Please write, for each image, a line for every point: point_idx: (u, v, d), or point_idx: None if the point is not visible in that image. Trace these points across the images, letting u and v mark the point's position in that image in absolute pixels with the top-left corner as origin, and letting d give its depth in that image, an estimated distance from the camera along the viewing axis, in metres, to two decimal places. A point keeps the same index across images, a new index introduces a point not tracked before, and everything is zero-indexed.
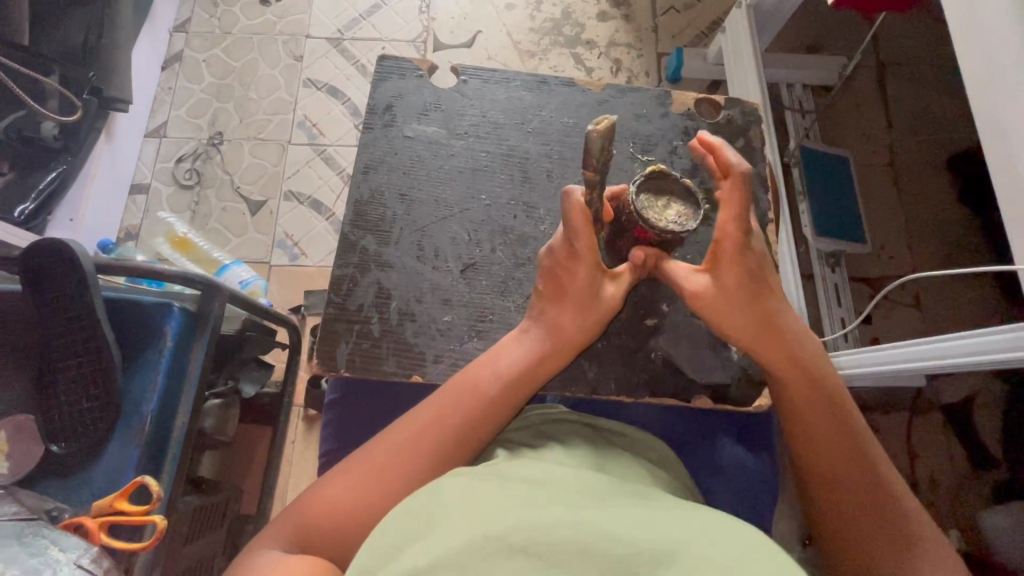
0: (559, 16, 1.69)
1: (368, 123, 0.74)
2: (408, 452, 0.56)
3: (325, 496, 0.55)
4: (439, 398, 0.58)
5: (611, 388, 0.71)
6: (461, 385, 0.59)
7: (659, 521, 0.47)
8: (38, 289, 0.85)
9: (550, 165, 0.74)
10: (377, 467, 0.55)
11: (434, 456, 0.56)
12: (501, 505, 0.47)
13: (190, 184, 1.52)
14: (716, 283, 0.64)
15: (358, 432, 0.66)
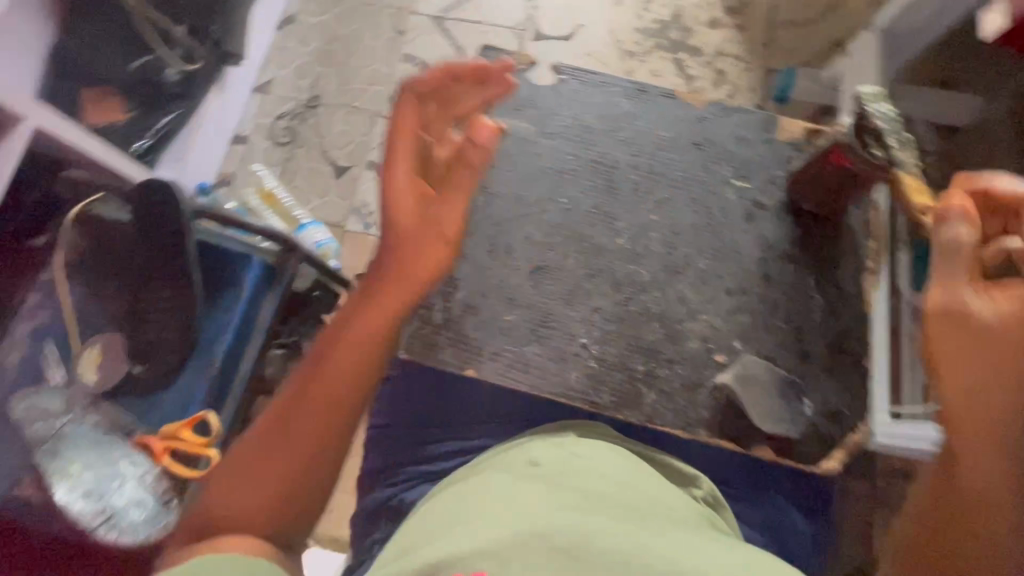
0: (667, 19, 1.62)
1: (461, 111, 0.74)
2: (274, 432, 0.52)
3: (246, 503, 0.50)
4: (299, 375, 0.54)
5: (668, 420, 0.63)
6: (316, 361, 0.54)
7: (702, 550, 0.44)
8: (141, 224, 0.92)
9: (637, 177, 0.71)
10: (264, 457, 0.52)
11: (311, 436, 0.52)
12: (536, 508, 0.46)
13: (284, 141, 1.60)
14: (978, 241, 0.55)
15: (401, 410, 0.65)
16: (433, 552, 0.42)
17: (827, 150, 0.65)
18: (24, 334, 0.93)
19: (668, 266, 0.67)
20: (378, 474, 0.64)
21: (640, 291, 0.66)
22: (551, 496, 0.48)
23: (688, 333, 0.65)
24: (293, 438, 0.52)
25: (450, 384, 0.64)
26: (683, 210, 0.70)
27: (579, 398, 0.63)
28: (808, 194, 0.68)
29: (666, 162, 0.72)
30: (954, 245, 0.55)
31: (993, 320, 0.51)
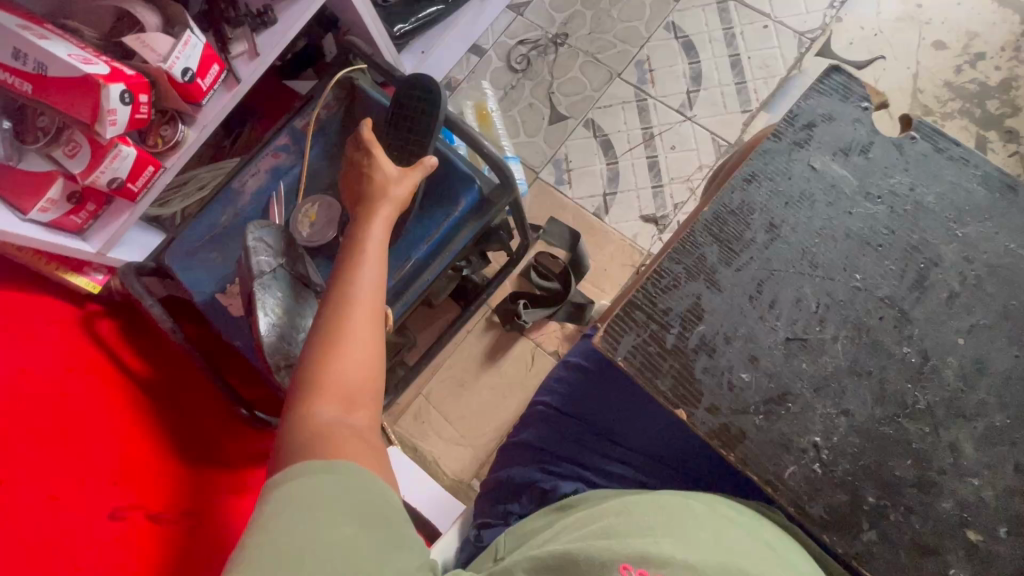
0: (991, 85, 1.34)
1: (779, 130, 0.65)
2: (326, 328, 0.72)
3: (322, 367, 0.67)
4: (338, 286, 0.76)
5: (873, 566, 0.55)
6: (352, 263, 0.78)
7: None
8: (397, 113, 0.95)
9: (958, 286, 0.59)
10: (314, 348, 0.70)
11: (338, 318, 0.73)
12: (712, 543, 0.55)
13: (517, 68, 1.57)
14: None
15: (583, 412, 0.72)
16: (638, 545, 0.54)
17: None
18: (265, 168, 1.04)
19: (952, 404, 0.56)
20: (538, 456, 0.72)
21: (906, 414, 0.57)
22: (727, 540, 0.56)
23: (943, 490, 0.55)
24: (363, 329, 0.71)
25: (638, 412, 0.71)
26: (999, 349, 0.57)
27: (784, 492, 0.56)
28: None
29: (1004, 284, 0.59)
30: None
31: None
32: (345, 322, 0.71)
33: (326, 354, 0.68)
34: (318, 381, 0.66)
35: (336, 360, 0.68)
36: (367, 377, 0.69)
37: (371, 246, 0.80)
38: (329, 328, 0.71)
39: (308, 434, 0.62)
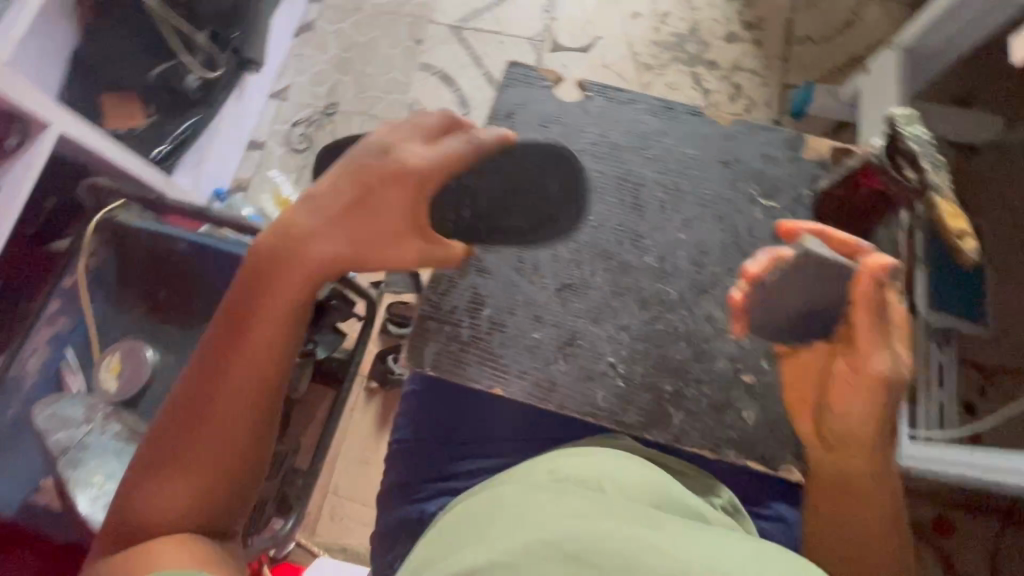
0: (684, 32, 1.63)
1: (490, 125, 0.75)
2: (210, 388, 0.62)
3: (190, 396, 0.63)
4: (222, 351, 0.63)
5: (695, 441, 0.65)
6: (230, 332, 0.63)
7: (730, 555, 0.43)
8: (177, 239, 0.95)
9: (663, 195, 0.73)
10: (185, 407, 0.62)
11: (219, 388, 0.62)
12: (555, 517, 0.46)
13: (301, 148, 1.61)
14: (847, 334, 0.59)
15: (430, 429, 0.67)
16: (503, 547, 0.43)
17: (856, 172, 0.67)
18: (45, 341, 0.94)
19: (693, 285, 0.69)
20: (402, 491, 0.66)
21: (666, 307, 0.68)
22: (570, 505, 0.49)
23: (715, 353, 0.67)
24: (243, 375, 0.63)
25: (478, 406, 0.67)
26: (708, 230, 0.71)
27: (605, 413, 0.65)
28: (830, 213, 0.71)
29: (692, 181, 0.73)
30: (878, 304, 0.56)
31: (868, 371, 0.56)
32: (225, 366, 0.63)
33: (200, 380, 0.63)
34: (177, 413, 0.63)
35: (202, 403, 0.62)
36: (234, 435, 0.63)
37: (276, 320, 0.64)
38: (215, 387, 0.62)
39: (146, 464, 0.62)
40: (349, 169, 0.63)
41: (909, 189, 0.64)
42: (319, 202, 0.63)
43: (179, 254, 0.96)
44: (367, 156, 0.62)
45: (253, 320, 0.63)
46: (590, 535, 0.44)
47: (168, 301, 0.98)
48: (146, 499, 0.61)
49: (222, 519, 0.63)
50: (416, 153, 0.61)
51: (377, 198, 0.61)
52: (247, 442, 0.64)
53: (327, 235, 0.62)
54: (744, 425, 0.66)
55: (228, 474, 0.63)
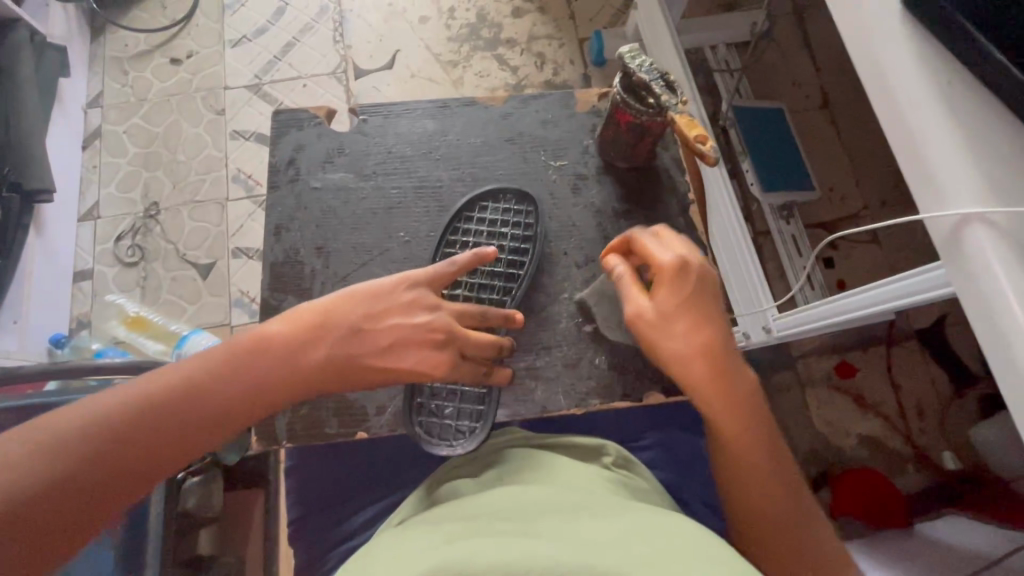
0: (474, 21, 1.67)
1: (274, 182, 0.73)
2: (178, 409, 0.56)
3: (108, 421, 0.53)
4: (222, 391, 0.57)
5: (561, 404, 0.67)
6: (242, 387, 0.58)
7: (597, 537, 0.45)
8: (2, 408, 0.87)
9: (464, 188, 0.74)
10: (147, 404, 0.55)
11: (178, 417, 0.55)
12: (428, 551, 0.45)
13: (133, 261, 1.48)
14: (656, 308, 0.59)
15: (314, 499, 0.70)
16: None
17: (613, 112, 0.69)
18: None
19: (512, 284, 0.69)
20: (308, 569, 0.67)
21: (500, 290, 0.69)
22: (446, 534, 0.48)
23: (557, 315, 0.70)
24: (174, 434, 0.55)
25: (355, 457, 0.70)
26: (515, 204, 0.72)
27: (467, 411, 0.66)
28: (613, 151, 0.74)
29: (485, 166, 0.75)
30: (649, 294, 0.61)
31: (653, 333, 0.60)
32: (166, 415, 0.55)
33: (130, 406, 0.54)
34: (128, 401, 0.55)
35: (167, 405, 0.55)
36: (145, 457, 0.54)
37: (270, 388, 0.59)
38: (170, 417, 0.55)
39: (31, 448, 0.50)
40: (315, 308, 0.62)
41: (660, 118, 0.66)
42: (306, 326, 0.61)
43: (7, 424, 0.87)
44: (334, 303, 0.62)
45: (222, 381, 0.57)
46: (467, 556, 0.42)
47: None
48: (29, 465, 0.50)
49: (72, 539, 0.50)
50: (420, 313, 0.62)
51: (348, 336, 0.61)
52: (157, 476, 0.55)
53: (307, 360, 0.60)
54: (601, 371, 0.68)
55: (70, 538, 0.50)
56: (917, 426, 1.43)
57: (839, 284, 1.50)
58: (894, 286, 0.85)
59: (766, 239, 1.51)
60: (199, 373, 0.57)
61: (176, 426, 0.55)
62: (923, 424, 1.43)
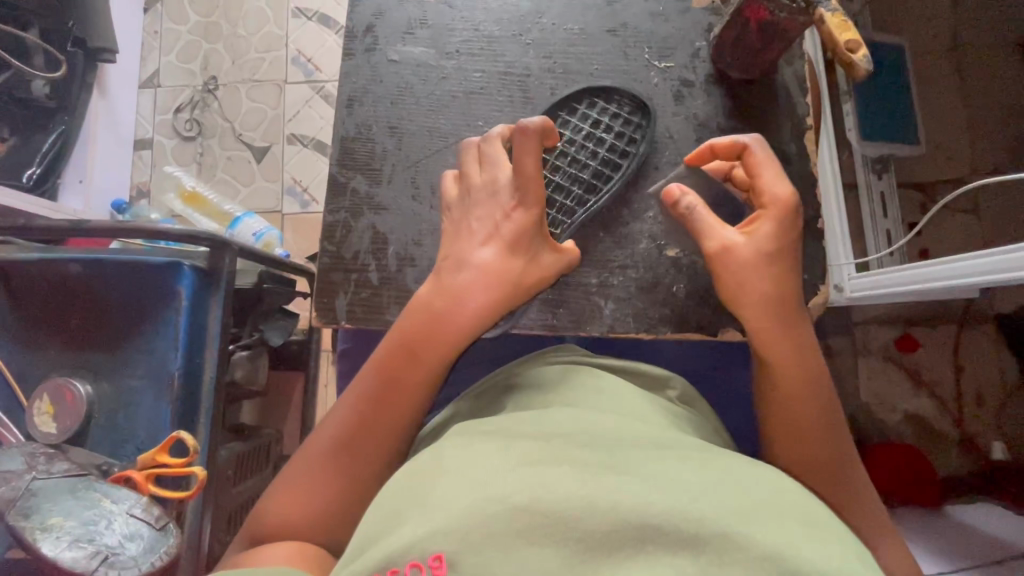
0: None
1: (349, 49, 0.66)
2: (390, 389, 0.51)
3: (342, 426, 0.52)
4: (421, 355, 0.51)
5: (629, 326, 0.61)
6: (425, 342, 0.51)
7: (680, 479, 0.44)
8: (72, 259, 0.90)
9: (554, 80, 0.66)
10: (365, 399, 0.52)
11: (399, 400, 0.52)
12: (506, 471, 0.46)
13: (191, 135, 1.47)
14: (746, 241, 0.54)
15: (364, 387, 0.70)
16: (460, 510, 0.43)
17: (742, 8, 0.58)
18: None
19: (590, 190, 0.62)
20: None
21: (581, 203, 0.61)
22: (520, 452, 0.48)
23: (636, 234, 0.62)
24: (384, 408, 0.52)
25: None
26: (625, 119, 0.64)
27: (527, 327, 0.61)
28: (730, 58, 0.64)
29: (580, 58, 0.67)
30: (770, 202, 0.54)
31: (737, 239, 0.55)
32: (382, 399, 0.52)
33: (348, 407, 0.53)
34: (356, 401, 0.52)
35: (392, 386, 0.51)
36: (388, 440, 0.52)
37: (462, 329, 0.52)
38: (386, 397, 0.51)
39: (303, 486, 0.51)
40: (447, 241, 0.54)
41: (801, 20, 0.55)
42: (457, 232, 0.54)
43: (79, 276, 0.90)
44: (455, 199, 0.56)
45: (404, 351, 0.51)
46: (547, 487, 0.43)
47: (81, 331, 0.91)
48: (292, 496, 0.51)
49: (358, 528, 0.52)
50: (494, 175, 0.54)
51: (486, 210, 0.53)
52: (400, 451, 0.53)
53: (481, 273, 0.52)
54: (677, 300, 0.61)
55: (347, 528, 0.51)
56: (970, 411, 1.36)
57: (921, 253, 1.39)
58: (981, 261, 0.77)
59: (852, 195, 1.39)
60: (396, 347, 0.52)
61: (404, 406, 0.52)
62: (976, 411, 1.36)
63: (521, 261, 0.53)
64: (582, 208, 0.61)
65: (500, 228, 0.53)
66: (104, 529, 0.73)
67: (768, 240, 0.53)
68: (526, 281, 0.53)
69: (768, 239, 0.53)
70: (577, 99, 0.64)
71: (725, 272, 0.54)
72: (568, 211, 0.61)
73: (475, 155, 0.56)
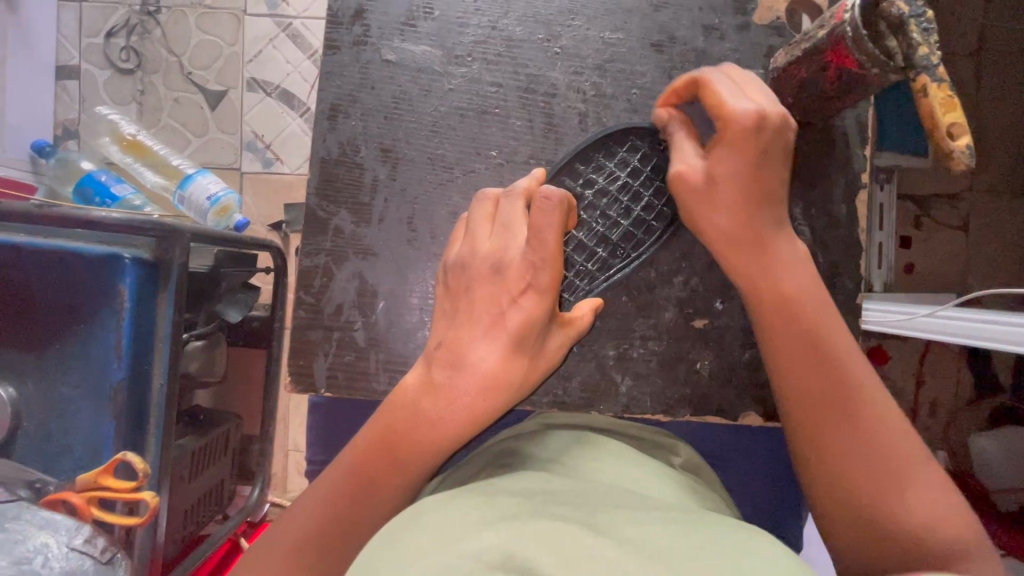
0: None
1: (334, 40, 0.61)
2: (381, 458, 0.48)
3: (307, 519, 0.46)
4: (414, 432, 0.48)
5: (645, 405, 0.62)
6: (415, 417, 0.48)
7: (669, 545, 0.38)
8: None
9: (583, 106, 0.61)
10: (352, 468, 0.48)
11: (389, 472, 0.48)
12: (480, 528, 0.38)
13: (128, 67, 1.24)
14: (707, 165, 0.52)
15: (338, 435, 0.70)
16: (426, 560, 0.35)
17: (824, 48, 0.50)
18: None
19: (614, 250, 0.60)
20: None
21: (605, 268, 0.60)
22: (497, 508, 0.42)
23: (662, 301, 0.61)
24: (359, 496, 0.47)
25: None
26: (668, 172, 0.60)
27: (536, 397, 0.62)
28: (792, 98, 0.58)
29: (615, 79, 0.61)
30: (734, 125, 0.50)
31: (695, 167, 0.53)
32: (362, 487, 0.48)
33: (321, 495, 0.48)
34: (339, 472, 0.48)
35: (382, 459, 0.48)
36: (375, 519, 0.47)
37: (460, 417, 0.48)
38: (374, 469, 0.48)
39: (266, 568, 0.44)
40: (449, 309, 0.52)
41: (887, 79, 0.49)
42: (458, 313, 0.51)
43: None
44: (459, 260, 0.53)
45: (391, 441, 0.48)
46: (526, 544, 0.36)
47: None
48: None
49: None
50: (499, 248, 0.52)
51: (490, 290, 0.50)
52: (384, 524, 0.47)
53: (482, 363, 0.48)
54: (699, 377, 0.62)
55: None
56: (924, 422, 1.34)
57: (905, 268, 1.30)
58: (994, 326, 0.71)
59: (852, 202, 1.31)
60: (389, 416, 0.49)
61: (392, 480, 0.48)
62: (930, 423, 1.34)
63: (525, 359, 0.50)
64: (603, 274, 0.60)
65: (508, 315, 0.49)
66: (41, 567, 0.66)
67: (723, 166, 0.50)
68: (531, 378, 0.50)
69: (723, 167, 0.51)
70: (621, 140, 0.60)
71: (684, 199, 0.53)
72: (587, 275, 0.60)
73: (490, 211, 0.54)
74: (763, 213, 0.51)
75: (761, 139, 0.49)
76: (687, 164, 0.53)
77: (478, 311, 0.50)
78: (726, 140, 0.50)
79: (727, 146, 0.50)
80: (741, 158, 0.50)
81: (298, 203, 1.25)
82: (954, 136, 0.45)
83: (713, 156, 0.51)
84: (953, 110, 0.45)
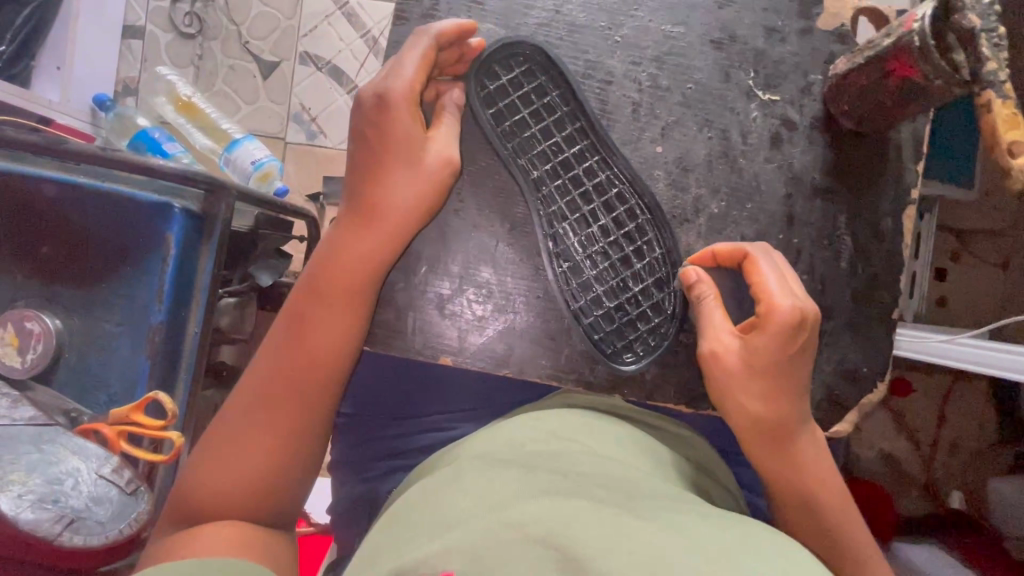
0: None
1: (403, 12, 0.63)
2: (306, 315, 0.54)
3: (246, 392, 0.53)
4: (335, 276, 0.54)
5: (668, 395, 0.65)
6: (338, 268, 0.55)
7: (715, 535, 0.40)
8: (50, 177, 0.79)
9: (636, 96, 0.64)
10: (284, 321, 0.54)
11: (324, 315, 0.54)
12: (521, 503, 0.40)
13: (191, 32, 1.29)
14: (744, 349, 0.54)
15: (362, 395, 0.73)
16: (476, 533, 0.37)
17: (889, 58, 0.53)
18: None
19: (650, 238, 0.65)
20: (356, 469, 0.69)
21: (640, 256, 0.65)
22: (535, 483, 0.43)
23: None
24: (249, 455, 0.51)
25: (423, 376, 0.67)
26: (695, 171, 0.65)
27: (564, 375, 0.64)
28: (849, 105, 0.61)
29: (671, 71, 0.64)
30: (773, 322, 0.52)
31: (733, 342, 0.55)
32: (294, 335, 0.54)
33: (205, 472, 0.51)
34: (271, 347, 0.54)
35: (304, 309, 0.54)
36: (305, 378, 0.53)
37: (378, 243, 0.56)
38: (310, 293, 0.54)
39: (214, 461, 0.51)
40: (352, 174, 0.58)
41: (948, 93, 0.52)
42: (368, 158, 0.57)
43: (55, 198, 0.80)
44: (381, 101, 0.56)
45: (281, 391, 0.53)
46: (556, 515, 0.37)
47: (54, 259, 0.81)
48: (214, 478, 0.50)
49: (274, 508, 0.52)
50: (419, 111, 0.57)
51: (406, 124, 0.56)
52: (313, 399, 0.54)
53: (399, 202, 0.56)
54: None
55: (272, 468, 0.52)
56: (941, 460, 1.31)
57: (939, 301, 1.28)
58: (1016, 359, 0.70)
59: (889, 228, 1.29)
60: (318, 269, 0.55)
61: (329, 320, 0.54)
62: (946, 461, 1.31)
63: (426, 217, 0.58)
64: (638, 261, 0.65)
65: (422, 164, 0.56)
66: (70, 489, 0.72)
67: (760, 352, 0.53)
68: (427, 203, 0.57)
69: (756, 353, 0.53)
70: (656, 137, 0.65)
71: (714, 376, 0.56)
72: (624, 259, 0.65)
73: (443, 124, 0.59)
74: (793, 403, 0.54)
75: (800, 335, 0.52)
76: (724, 342, 0.55)
77: (395, 146, 0.56)
78: (768, 326, 0.52)
79: (766, 336, 0.52)
80: (778, 345, 0.52)
81: (337, 176, 1.28)
82: (1012, 154, 0.46)
83: (748, 341, 0.54)
84: (1015, 129, 0.46)
